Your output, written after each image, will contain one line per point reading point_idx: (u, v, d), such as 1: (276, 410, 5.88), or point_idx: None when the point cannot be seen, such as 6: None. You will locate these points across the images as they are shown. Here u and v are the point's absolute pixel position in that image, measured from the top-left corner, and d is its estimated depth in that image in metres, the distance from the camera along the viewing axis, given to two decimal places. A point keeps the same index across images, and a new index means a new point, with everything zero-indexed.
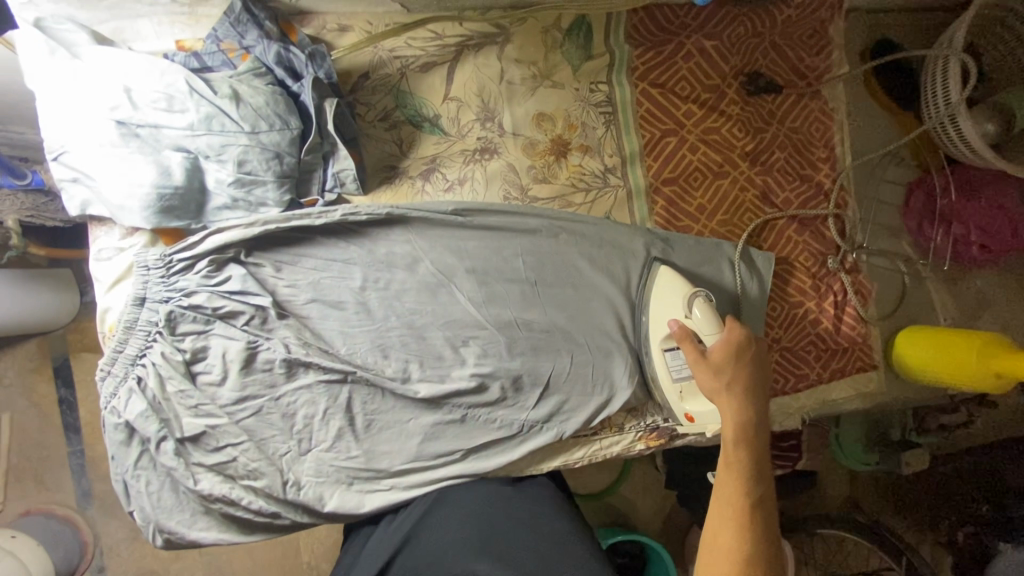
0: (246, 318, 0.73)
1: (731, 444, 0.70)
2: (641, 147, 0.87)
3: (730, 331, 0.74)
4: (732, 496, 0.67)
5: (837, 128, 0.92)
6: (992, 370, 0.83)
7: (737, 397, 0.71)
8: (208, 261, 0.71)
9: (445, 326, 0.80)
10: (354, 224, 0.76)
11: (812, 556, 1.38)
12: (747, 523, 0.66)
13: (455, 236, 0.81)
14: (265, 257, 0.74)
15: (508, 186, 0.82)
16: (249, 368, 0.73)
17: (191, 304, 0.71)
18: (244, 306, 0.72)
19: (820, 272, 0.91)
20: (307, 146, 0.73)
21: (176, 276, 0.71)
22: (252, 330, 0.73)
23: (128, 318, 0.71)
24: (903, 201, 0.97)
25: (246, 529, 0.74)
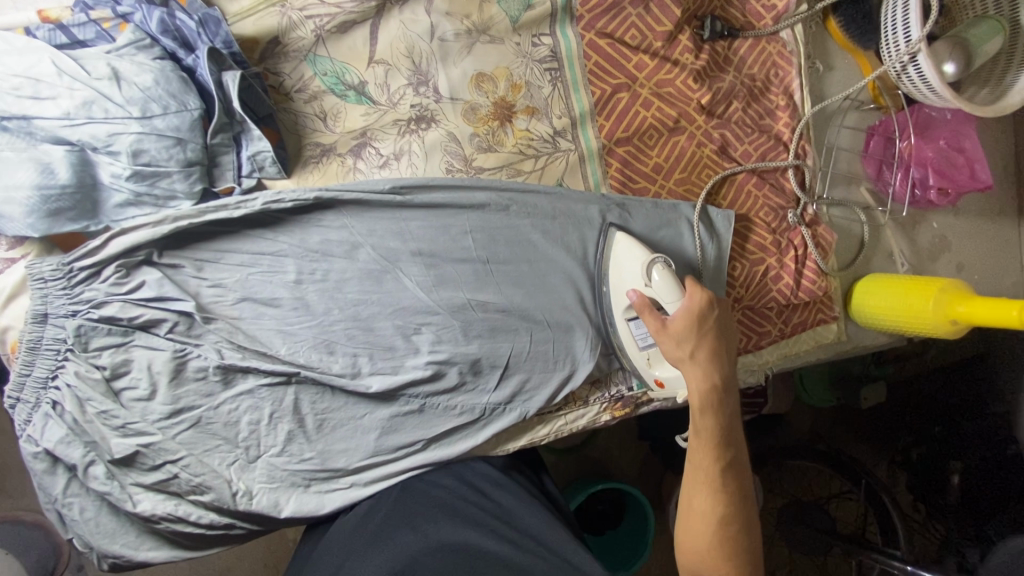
0: (170, 326, 0.67)
1: (697, 411, 0.70)
2: (592, 105, 0.80)
3: (691, 297, 0.72)
4: (703, 461, 0.69)
5: (796, 72, 0.88)
6: (949, 315, 0.82)
7: (701, 364, 0.71)
8: (116, 266, 0.65)
9: (394, 315, 0.75)
10: (279, 212, 0.69)
11: (780, 485, 1.44)
12: (718, 485, 0.68)
13: (395, 216, 0.74)
14: (182, 256, 0.68)
15: (449, 157, 0.76)
16: (179, 380, 0.67)
17: (103, 316, 0.65)
18: (166, 312, 0.67)
19: (780, 226, 0.89)
20: (213, 127, 0.65)
21: (80, 288, 0.64)
22: (178, 338, 0.67)
23: (31, 338, 0.64)
24: (862, 147, 0.94)
25: (199, 544, 0.72)
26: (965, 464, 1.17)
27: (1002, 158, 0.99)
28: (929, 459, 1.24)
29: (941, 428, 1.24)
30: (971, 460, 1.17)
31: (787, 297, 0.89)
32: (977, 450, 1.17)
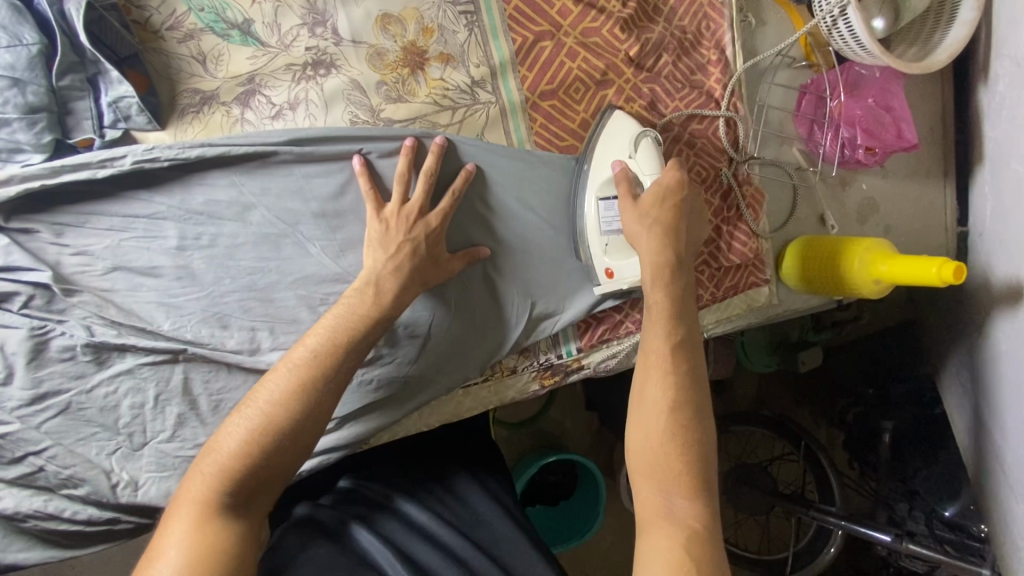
0: (24, 300, 0.59)
1: (651, 281, 0.67)
2: (513, 54, 0.74)
3: (670, 169, 0.70)
4: (657, 343, 0.65)
5: (728, 25, 0.84)
6: (872, 274, 0.81)
7: (658, 237, 0.68)
8: None
9: (297, 284, 0.68)
10: (152, 170, 0.61)
11: (726, 450, 1.46)
12: (671, 367, 0.64)
13: (293, 173, 0.66)
14: (37, 219, 0.59)
15: (353, 108, 0.68)
16: (38, 361, 0.59)
17: None
18: (14, 286, 0.59)
19: (711, 187, 0.87)
20: (58, 67, 0.57)
21: None
22: (35, 314, 0.59)
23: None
24: (794, 105, 0.92)
25: (82, 543, 0.65)
26: (895, 423, 1.22)
27: (930, 117, 0.99)
28: (863, 420, 1.29)
29: (875, 391, 1.29)
30: (901, 420, 1.22)
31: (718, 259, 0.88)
32: (908, 409, 1.21)
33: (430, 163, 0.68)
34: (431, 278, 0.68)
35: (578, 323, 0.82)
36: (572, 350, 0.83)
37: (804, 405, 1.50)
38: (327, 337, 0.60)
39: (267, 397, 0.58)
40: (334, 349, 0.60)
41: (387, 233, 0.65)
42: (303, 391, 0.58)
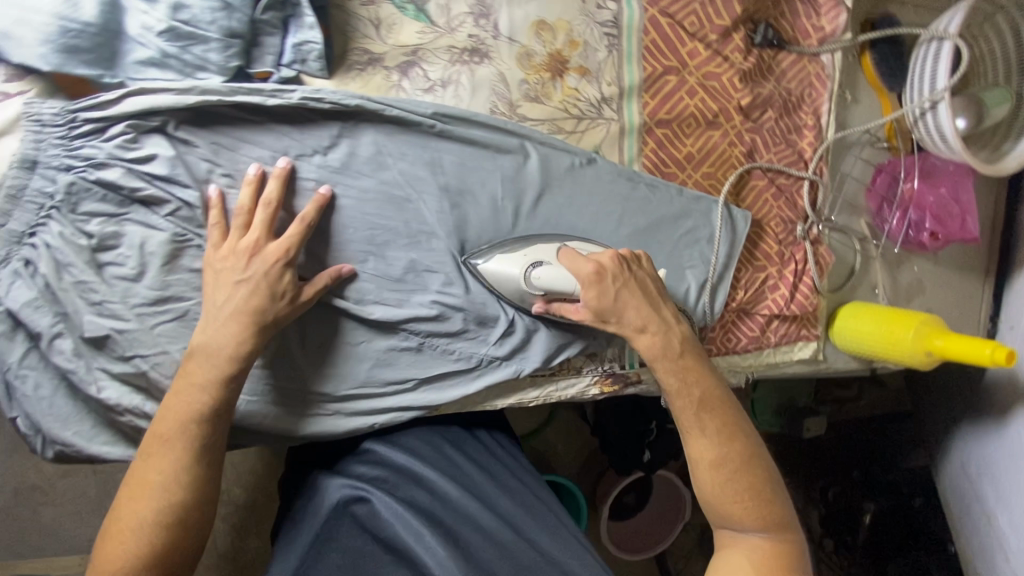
0: (173, 207, 0.62)
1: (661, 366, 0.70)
2: (641, 81, 0.80)
3: (577, 266, 0.68)
4: (687, 408, 0.69)
5: (829, 95, 0.91)
6: (924, 346, 0.88)
7: (656, 318, 0.70)
8: (127, 127, 0.59)
9: (409, 247, 0.72)
10: (315, 111, 0.65)
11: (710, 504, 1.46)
12: (710, 425, 0.68)
13: (432, 145, 0.72)
14: (201, 135, 0.62)
15: (495, 98, 0.74)
16: (172, 266, 0.62)
17: (100, 179, 0.59)
18: (167, 193, 0.61)
19: (786, 239, 0.93)
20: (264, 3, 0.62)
21: (79, 142, 0.59)
22: (180, 222, 0.62)
23: (14, 184, 0.58)
24: (870, 180, 0.99)
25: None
26: (877, 507, 1.28)
27: (986, 216, 1.06)
28: (845, 501, 1.34)
29: (860, 475, 1.36)
30: (881, 504, 1.29)
31: (780, 307, 0.93)
32: (885, 497, 1.29)
33: (279, 189, 0.63)
34: (282, 314, 0.62)
35: None
36: (636, 362, 0.86)
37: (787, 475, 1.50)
38: (211, 383, 0.60)
39: (160, 464, 0.59)
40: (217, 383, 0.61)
41: (232, 260, 0.61)
42: (187, 447, 0.60)
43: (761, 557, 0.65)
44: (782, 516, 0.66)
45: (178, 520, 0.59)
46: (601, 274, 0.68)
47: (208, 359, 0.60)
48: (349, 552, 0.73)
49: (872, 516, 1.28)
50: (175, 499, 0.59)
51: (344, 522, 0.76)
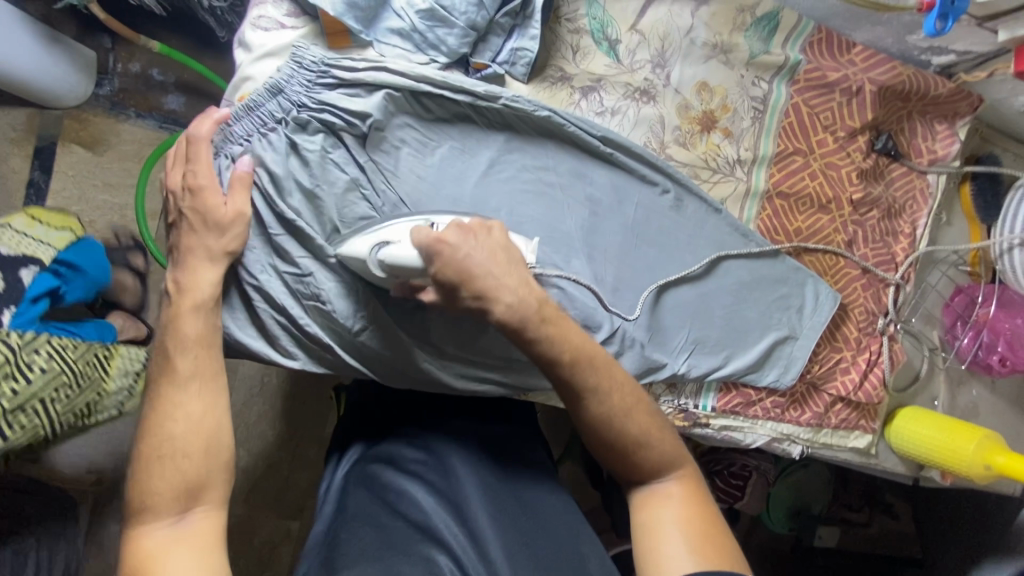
0: (366, 160, 0.74)
1: (617, 447, 0.67)
2: (774, 154, 0.90)
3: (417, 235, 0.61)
4: (643, 459, 0.67)
5: (928, 211, 0.99)
6: (984, 458, 0.91)
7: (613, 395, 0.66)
8: (361, 89, 0.72)
9: (545, 240, 0.81)
10: (512, 113, 0.76)
11: None
12: (666, 462, 0.68)
13: (589, 161, 0.82)
14: (414, 107, 0.74)
15: (651, 134, 0.85)
16: (344, 200, 0.73)
17: (325, 123, 0.72)
18: (355, 145, 0.73)
19: (866, 330, 0.99)
20: (507, 9, 0.77)
21: (321, 88, 0.71)
22: (371, 172, 0.74)
23: (254, 100, 0.70)
24: (948, 296, 1.06)
25: (279, 346, 0.75)
26: None
27: None
28: None
29: None
30: None
31: (847, 391, 0.97)
32: None
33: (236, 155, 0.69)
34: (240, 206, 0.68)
35: (722, 384, 0.93)
36: (708, 406, 0.92)
37: None
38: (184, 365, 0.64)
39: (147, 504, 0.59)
40: (204, 431, 0.62)
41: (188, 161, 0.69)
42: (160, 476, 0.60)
43: (683, 501, 0.67)
44: (675, 452, 0.68)
45: (187, 485, 0.60)
46: (443, 245, 0.60)
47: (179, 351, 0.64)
48: (359, 512, 0.74)
49: None
50: (190, 467, 0.60)
51: (374, 504, 0.75)
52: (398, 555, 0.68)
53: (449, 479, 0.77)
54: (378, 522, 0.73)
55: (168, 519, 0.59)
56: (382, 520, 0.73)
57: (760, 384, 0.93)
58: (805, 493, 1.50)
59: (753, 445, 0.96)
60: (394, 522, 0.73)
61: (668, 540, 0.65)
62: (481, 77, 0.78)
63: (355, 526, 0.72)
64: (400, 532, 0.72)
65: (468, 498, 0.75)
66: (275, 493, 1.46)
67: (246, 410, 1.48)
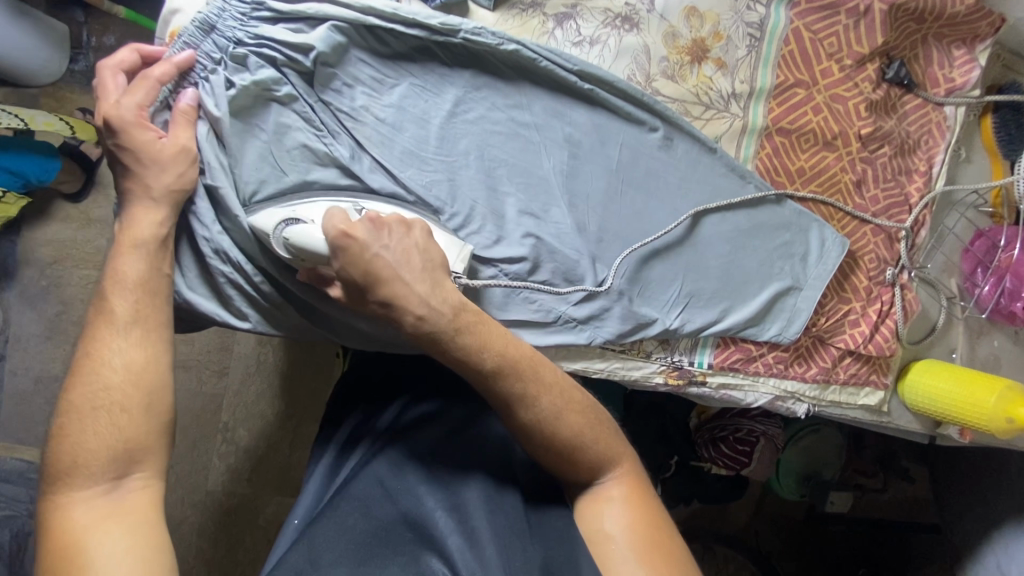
0: (310, 102, 0.67)
1: (553, 450, 0.65)
2: (773, 86, 0.83)
3: (331, 222, 0.61)
4: (581, 462, 0.66)
5: (945, 147, 0.90)
6: (1005, 411, 0.84)
7: (549, 397, 0.64)
8: (301, 24, 0.66)
9: (521, 185, 0.75)
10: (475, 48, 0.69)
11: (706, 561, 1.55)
12: (604, 462, 0.67)
13: (566, 100, 0.75)
14: (366, 44, 0.67)
15: (635, 66, 0.79)
16: (291, 148, 0.67)
17: (268, 61, 0.66)
18: (301, 85, 0.67)
19: (876, 279, 0.91)
20: None
21: (255, 22, 0.65)
22: (322, 117, 0.68)
23: (190, 41, 0.66)
24: (968, 240, 0.98)
25: (232, 307, 0.70)
26: None
27: None
28: None
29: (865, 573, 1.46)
30: None
31: (856, 344, 0.90)
32: None
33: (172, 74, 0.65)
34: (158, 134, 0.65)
35: (720, 339, 0.86)
36: (704, 362, 0.86)
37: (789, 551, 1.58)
38: (125, 325, 0.63)
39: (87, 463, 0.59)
40: (138, 382, 0.62)
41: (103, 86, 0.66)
42: (108, 433, 0.60)
43: (629, 509, 0.67)
44: (620, 451, 0.68)
45: (130, 452, 0.61)
46: (349, 240, 0.60)
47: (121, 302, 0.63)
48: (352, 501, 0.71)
49: None
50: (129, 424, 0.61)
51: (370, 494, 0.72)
52: (370, 544, 0.65)
53: (448, 462, 0.75)
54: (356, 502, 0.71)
55: (99, 487, 0.59)
56: (376, 511, 0.70)
57: (760, 338, 0.87)
58: (817, 457, 1.45)
59: (755, 404, 0.91)
60: (371, 502, 0.71)
61: (612, 543, 0.65)
62: (441, 4, 0.74)
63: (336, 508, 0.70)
64: (394, 526, 0.69)
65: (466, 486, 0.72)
66: (278, 474, 1.44)
67: (243, 389, 1.46)
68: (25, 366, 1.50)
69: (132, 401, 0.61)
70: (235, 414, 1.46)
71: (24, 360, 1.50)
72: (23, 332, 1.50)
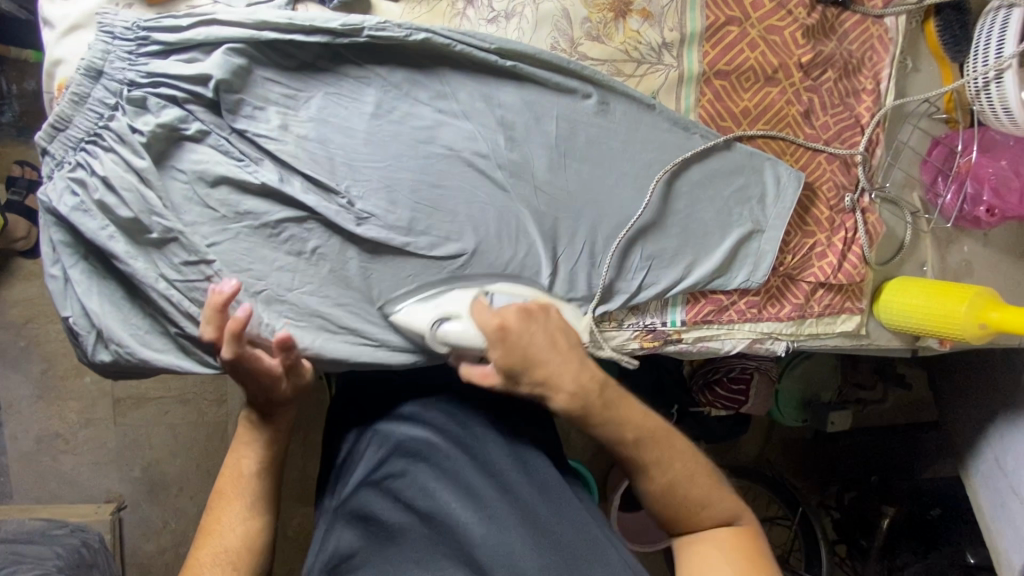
0: (219, 135, 0.64)
1: (662, 488, 0.67)
2: (704, 29, 0.80)
3: (481, 320, 0.64)
4: (676, 491, 0.67)
5: (890, 61, 0.88)
6: (977, 317, 0.85)
7: (676, 449, 0.68)
8: (193, 53, 0.62)
9: (461, 178, 0.72)
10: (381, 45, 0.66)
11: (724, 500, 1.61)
12: (714, 509, 0.67)
13: (491, 82, 0.72)
14: (266, 61, 0.63)
15: (557, 34, 0.75)
16: (215, 184, 0.64)
17: (167, 99, 0.62)
18: (209, 118, 0.63)
19: (837, 206, 0.90)
20: None
21: (144, 59, 0.62)
22: (238, 149, 0.64)
23: (79, 90, 0.62)
24: (925, 151, 0.97)
25: (194, 354, 0.68)
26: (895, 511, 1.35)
27: None
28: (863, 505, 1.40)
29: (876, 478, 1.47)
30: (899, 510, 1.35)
31: (826, 275, 0.90)
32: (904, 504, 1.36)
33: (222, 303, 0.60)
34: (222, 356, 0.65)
35: (689, 295, 0.86)
36: (676, 320, 0.86)
37: (803, 474, 1.65)
38: (247, 498, 0.69)
39: None
40: (241, 508, 0.68)
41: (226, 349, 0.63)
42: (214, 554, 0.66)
43: (735, 545, 0.66)
44: (727, 501, 0.68)
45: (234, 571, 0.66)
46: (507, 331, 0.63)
47: (242, 480, 0.70)
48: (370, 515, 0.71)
49: (890, 518, 1.35)
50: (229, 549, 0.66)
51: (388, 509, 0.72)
52: (403, 546, 0.66)
53: (460, 459, 0.76)
54: (373, 514, 0.71)
55: None
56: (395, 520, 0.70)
57: (729, 287, 0.86)
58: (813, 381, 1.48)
59: (733, 350, 0.91)
60: (392, 511, 0.71)
61: None
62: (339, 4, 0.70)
63: (353, 522, 0.71)
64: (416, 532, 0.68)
65: (477, 481, 0.73)
66: (298, 488, 1.45)
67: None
68: (23, 429, 1.49)
69: (244, 562, 0.66)
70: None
71: (21, 423, 1.49)
72: (11, 397, 1.49)
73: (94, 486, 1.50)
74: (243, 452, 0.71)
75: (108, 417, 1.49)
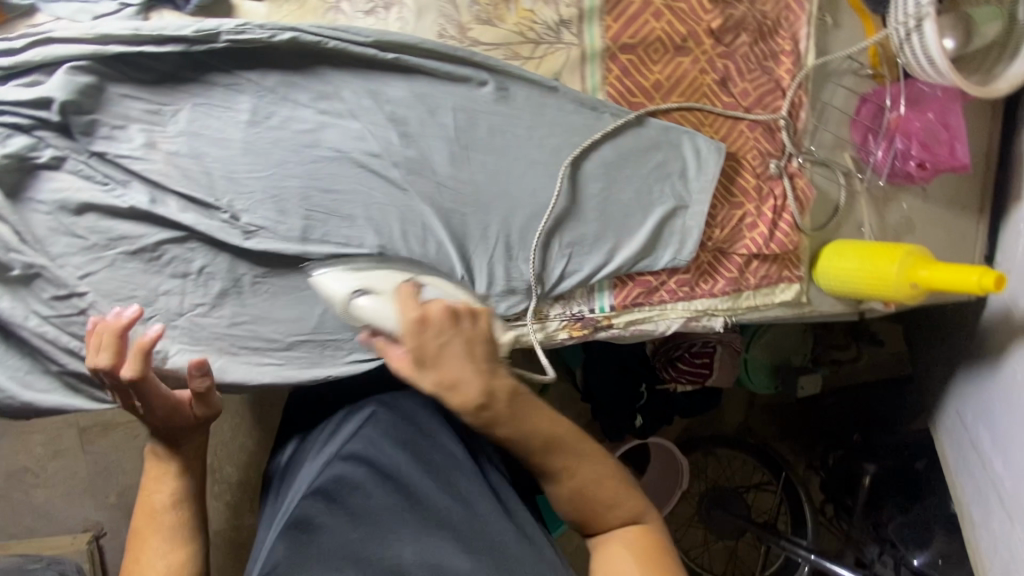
0: (76, 162, 0.63)
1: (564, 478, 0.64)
2: (602, 2, 0.77)
3: (405, 309, 0.57)
4: (579, 487, 0.64)
5: (807, 19, 0.85)
6: (909, 278, 0.83)
7: (580, 446, 0.65)
8: (35, 76, 0.61)
9: (354, 181, 0.69)
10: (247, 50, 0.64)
11: (705, 472, 1.59)
12: (613, 506, 0.65)
13: (376, 78, 0.69)
14: (127, 81, 0.63)
15: (443, 20, 0.73)
16: (80, 211, 0.64)
17: (15, 130, 0.62)
18: (63, 143, 0.63)
19: (764, 174, 0.87)
20: None
21: None
22: (99, 175, 0.64)
23: None
24: (853, 111, 0.94)
25: (82, 391, 0.69)
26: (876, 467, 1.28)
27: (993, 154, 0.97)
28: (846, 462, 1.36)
29: (859, 438, 1.40)
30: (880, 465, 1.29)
31: (759, 246, 0.87)
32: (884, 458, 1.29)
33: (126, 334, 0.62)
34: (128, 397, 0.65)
35: (616, 279, 0.84)
36: (605, 307, 0.83)
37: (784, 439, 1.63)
38: (166, 530, 0.69)
39: None
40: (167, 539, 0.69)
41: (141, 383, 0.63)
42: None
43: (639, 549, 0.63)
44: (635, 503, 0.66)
45: None
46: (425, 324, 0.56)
47: (159, 513, 0.70)
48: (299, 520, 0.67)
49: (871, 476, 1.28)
50: None
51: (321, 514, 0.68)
52: (331, 550, 0.63)
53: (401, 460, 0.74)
54: (302, 519, 0.68)
55: None
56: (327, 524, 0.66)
57: (656, 268, 0.84)
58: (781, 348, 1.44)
59: (668, 331, 0.89)
60: (323, 515, 0.67)
61: None
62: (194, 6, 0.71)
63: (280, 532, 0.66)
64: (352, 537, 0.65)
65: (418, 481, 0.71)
66: None
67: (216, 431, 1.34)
68: None
69: None
70: (218, 455, 1.38)
71: None
72: None
73: (69, 516, 1.48)
74: (155, 488, 0.71)
75: (75, 446, 1.46)
